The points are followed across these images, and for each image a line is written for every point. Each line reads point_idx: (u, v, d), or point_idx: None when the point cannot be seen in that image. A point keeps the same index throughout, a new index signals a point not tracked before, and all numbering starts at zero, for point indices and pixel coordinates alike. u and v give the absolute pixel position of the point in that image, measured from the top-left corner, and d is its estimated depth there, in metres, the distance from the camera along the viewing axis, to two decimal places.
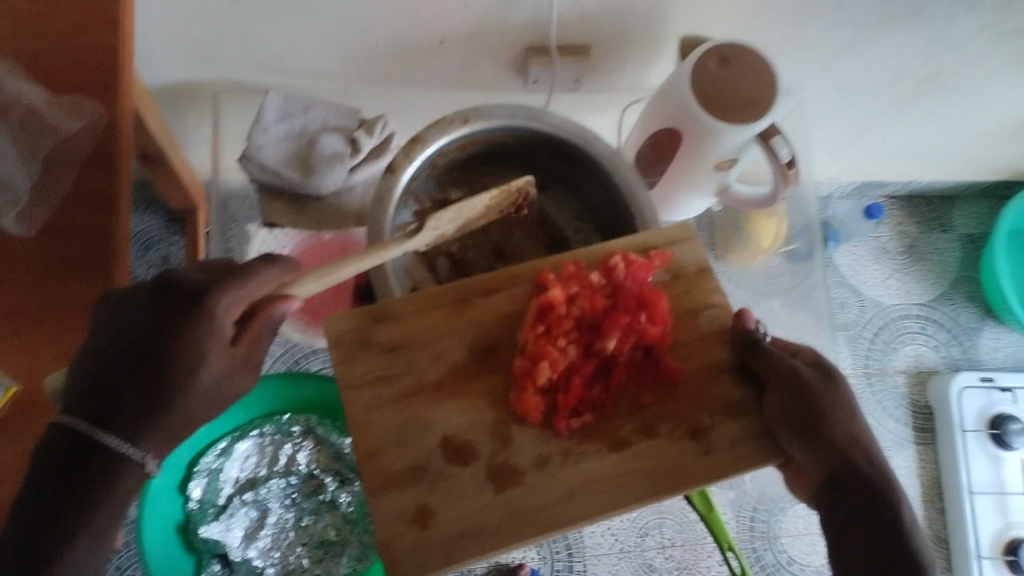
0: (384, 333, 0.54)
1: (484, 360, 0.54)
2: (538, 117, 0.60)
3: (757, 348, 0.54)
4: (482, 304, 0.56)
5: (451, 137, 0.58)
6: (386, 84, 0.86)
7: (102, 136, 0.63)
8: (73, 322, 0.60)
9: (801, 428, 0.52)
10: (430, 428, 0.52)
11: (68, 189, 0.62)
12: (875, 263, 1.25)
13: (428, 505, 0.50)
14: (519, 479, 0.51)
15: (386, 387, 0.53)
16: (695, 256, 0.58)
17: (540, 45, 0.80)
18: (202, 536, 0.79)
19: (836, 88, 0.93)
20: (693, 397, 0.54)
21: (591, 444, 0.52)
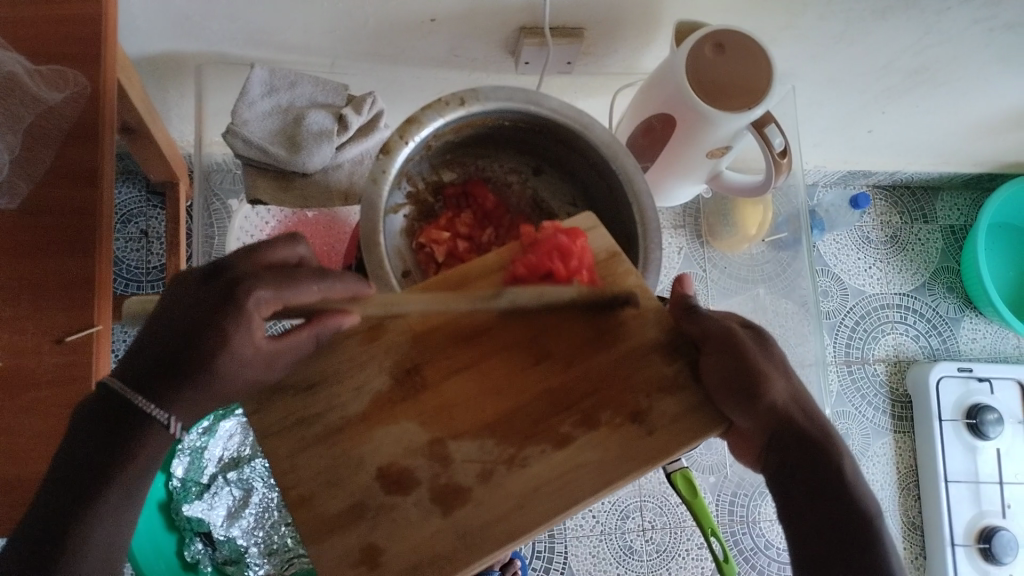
0: (297, 373, 0.48)
1: (406, 383, 0.48)
2: (535, 101, 0.58)
3: (695, 313, 0.50)
4: (398, 326, 0.48)
5: (446, 120, 0.57)
6: (375, 61, 0.84)
7: (84, 108, 0.61)
8: (55, 300, 0.58)
9: (743, 391, 0.48)
10: (361, 464, 0.46)
11: (48, 163, 0.60)
12: (858, 253, 1.25)
13: (375, 543, 0.44)
14: (466, 497, 0.45)
15: (309, 428, 0.47)
16: (603, 241, 0.52)
17: (532, 25, 0.78)
18: (185, 513, 0.78)
19: (827, 77, 0.93)
20: (623, 377, 0.48)
21: (534, 445, 0.46)
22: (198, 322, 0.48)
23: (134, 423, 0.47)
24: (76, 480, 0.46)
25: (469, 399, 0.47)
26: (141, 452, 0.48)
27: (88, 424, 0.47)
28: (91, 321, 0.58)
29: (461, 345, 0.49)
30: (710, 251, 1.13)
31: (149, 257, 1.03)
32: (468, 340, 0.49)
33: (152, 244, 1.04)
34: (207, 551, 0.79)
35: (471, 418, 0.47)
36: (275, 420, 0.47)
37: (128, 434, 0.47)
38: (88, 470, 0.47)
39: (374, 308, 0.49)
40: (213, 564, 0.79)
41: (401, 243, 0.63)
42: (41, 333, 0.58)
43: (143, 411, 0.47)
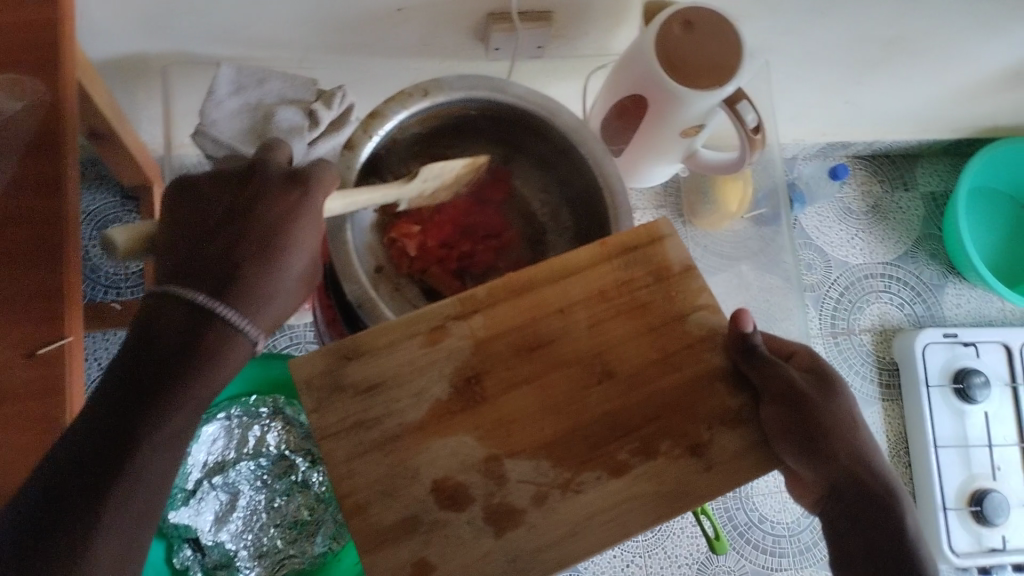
0: (358, 371, 0.47)
1: (465, 394, 0.47)
2: (501, 89, 0.57)
3: (753, 354, 0.49)
4: (460, 329, 0.48)
5: (411, 111, 0.56)
6: (344, 54, 0.83)
7: (45, 115, 0.60)
8: (27, 313, 0.58)
9: (800, 441, 0.48)
10: (418, 476, 0.46)
11: (14, 174, 0.59)
12: (840, 224, 1.25)
13: (427, 559, 0.45)
14: (518, 520, 0.45)
15: (368, 432, 0.46)
16: (678, 253, 0.50)
17: (501, 11, 0.78)
18: (172, 521, 0.77)
19: (802, 51, 0.92)
20: (686, 408, 0.48)
21: (589, 471, 0.46)
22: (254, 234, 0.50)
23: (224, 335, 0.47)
24: (154, 380, 0.46)
25: (530, 416, 0.47)
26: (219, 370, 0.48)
27: (158, 324, 0.47)
28: (62, 334, 0.57)
29: (523, 357, 0.48)
30: (692, 230, 1.11)
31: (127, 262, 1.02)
32: (530, 351, 0.48)
33: None
34: (196, 557, 0.77)
35: (531, 436, 0.47)
36: (335, 422, 0.46)
37: (207, 339, 0.47)
38: (164, 368, 0.46)
39: (440, 311, 0.48)
40: (202, 570, 0.77)
41: (373, 239, 0.62)
42: (12, 347, 0.57)
43: (222, 318, 0.47)
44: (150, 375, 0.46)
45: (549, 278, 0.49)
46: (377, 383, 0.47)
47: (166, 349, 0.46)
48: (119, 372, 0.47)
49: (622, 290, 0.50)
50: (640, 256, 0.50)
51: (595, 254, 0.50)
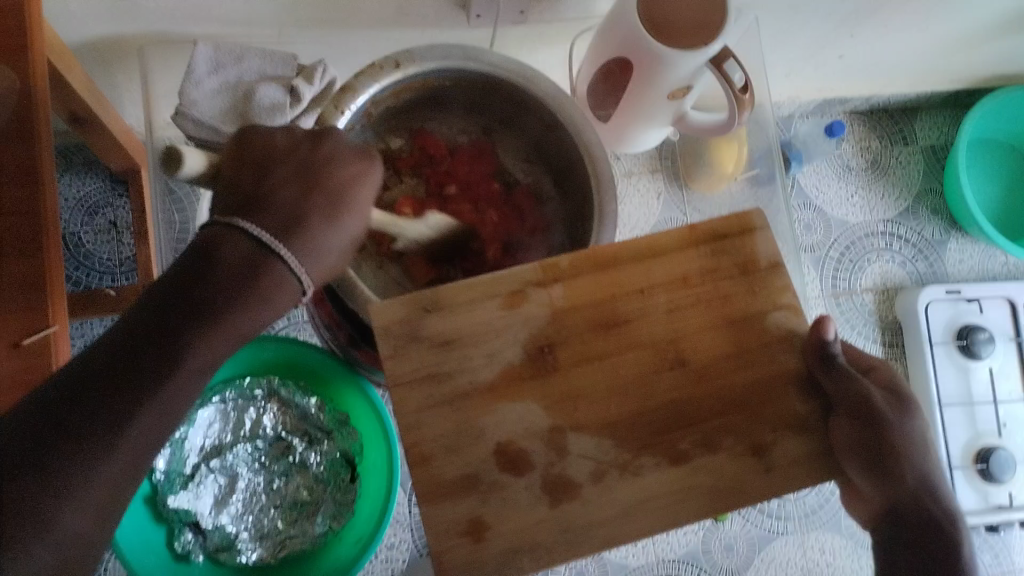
0: (438, 325, 0.46)
1: (537, 362, 0.47)
2: (475, 57, 0.56)
3: (832, 362, 0.48)
4: (541, 299, 0.47)
5: (383, 84, 0.55)
6: (323, 27, 0.82)
7: (18, 102, 0.59)
8: (10, 303, 0.57)
9: (869, 461, 0.47)
10: (482, 436, 0.45)
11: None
12: (838, 183, 1.24)
13: (482, 517, 0.45)
14: (576, 492, 0.45)
15: (439, 385, 0.46)
16: (769, 250, 0.49)
17: None
18: (171, 505, 0.76)
19: (792, 5, 0.90)
20: (756, 408, 0.47)
21: (649, 455, 0.46)
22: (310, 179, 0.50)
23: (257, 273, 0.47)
24: (172, 319, 0.46)
25: (598, 392, 0.47)
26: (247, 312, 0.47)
27: (213, 259, 0.46)
28: (46, 323, 0.57)
29: (601, 333, 0.47)
30: (689, 194, 1.11)
31: (120, 248, 1.01)
32: (607, 329, 0.47)
33: (122, 234, 1.02)
34: (197, 541, 0.77)
35: (597, 415, 0.46)
36: (409, 371, 0.46)
37: (257, 283, 0.47)
38: (205, 304, 0.46)
39: (522, 276, 0.47)
40: (204, 553, 0.77)
41: None
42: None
43: (280, 262, 0.47)
44: (188, 312, 0.46)
45: (636, 256, 0.48)
46: (455, 339, 0.46)
47: (212, 289, 0.46)
48: (165, 302, 0.46)
49: (706, 279, 0.48)
50: (731, 246, 0.49)
51: (683, 239, 0.49)
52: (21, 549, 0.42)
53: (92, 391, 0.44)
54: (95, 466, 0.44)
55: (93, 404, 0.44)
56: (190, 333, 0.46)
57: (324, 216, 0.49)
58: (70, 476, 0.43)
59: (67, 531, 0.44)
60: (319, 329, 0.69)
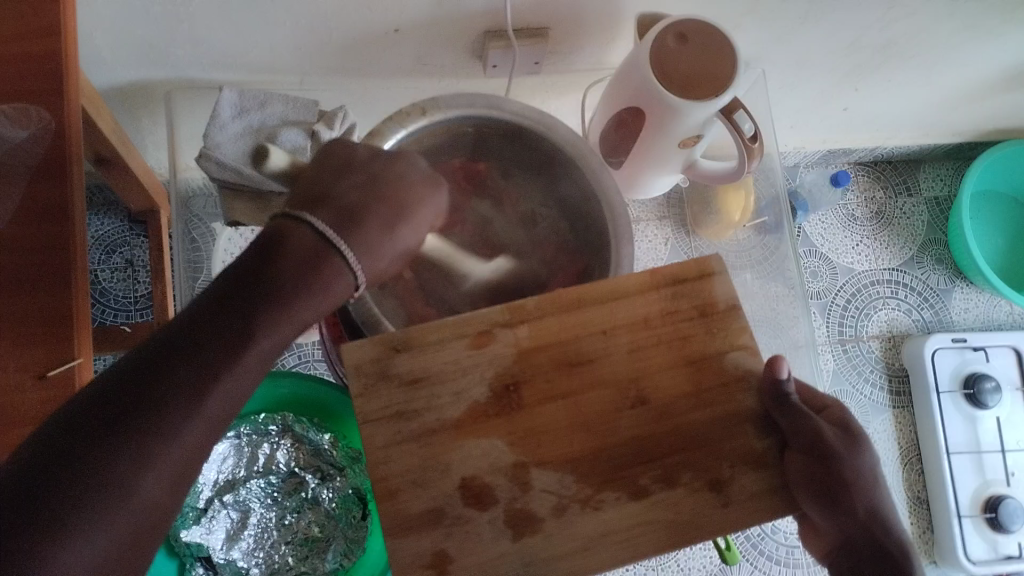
0: (406, 364, 0.47)
1: (503, 400, 0.47)
2: (497, 106, 0.58)
3: (786, 402, 0.48)
4: (507, 337, 0.47)
5: (409, 131, 0.57)
6: (343, 75, 0.84)
7: (50, 145, 0.59)
8: (31, 334, 0.57)
9: (822, 495, 0.47)
10: (449, 470, 0.46)
11: (18, 200, 0.59)
12: (844, 231, 1.25)
13: (446, 551, 0.45)
14: (538, 526, 0.46)
15: (407, 423, 0.46)
16: (725, 292, 0.49)
17: (497, 29, 0.79)
18: (184, 539, 0.78)
19: (797, 59, 0.93)
20: (713, 445, 0.48)
21: (610, 490, 0.47)
22: (354, 189, 0.48)
23: (322, 264, 0.46)
24: (244, 305, 0.44)
25: (563, 428, 0.47)
26: (321, 300, 0.45)
27: (279, 251, 0.45)
28: (72, 355, 0.57)
29: (565, 372, 0.48)
30: (697, 240, 1.13)
31: (136, 286, 1.03)
32: (571, 367, 0.48)
33: (137, 273, 1.04)
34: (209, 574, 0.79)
35: (560, 449, 0.47)
36: (378, 409, 0.46)
37: (319, 272, 0.45)
38: (268, 287, 0.44)
39: (488, 316, 0.47)
40: None
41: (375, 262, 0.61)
42: (24, 369, 0.57)
43: (340, 256, 0.46)
44: (256, 297, 0.44)
45: (598, 298, 0.48)
46: (424, 376, 0.47)
47: (278, 272, 0.44)
48: (224, 287, 0.45)
49: (666, 320, 0.49)
50: (691, 289, 0.49)
51: (643, 282, 0.49)
52: (91, 521, 0.39)
53: (156, 369, 0.42)
54: (164, 444, 0.41)
55: (158, 383, 0.41)
56: (258, 313, 0.44)
57: (376, 226, 0.48)
58: (140, 454, 0.40)
59: (134, 511, 0.40)
60: (330, 368, 0.70)
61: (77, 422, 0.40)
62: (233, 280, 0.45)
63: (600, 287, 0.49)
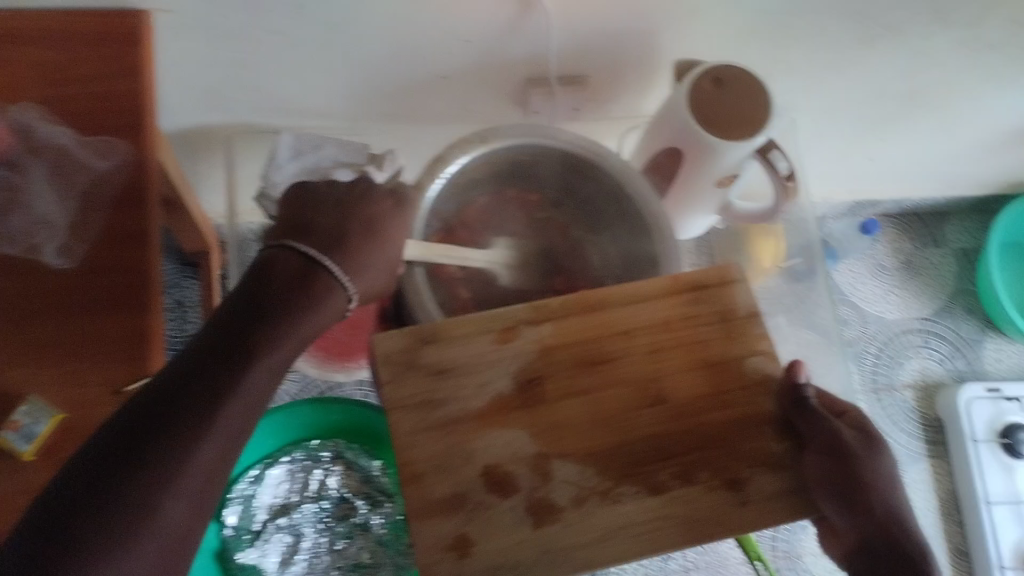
0: (434, 355, 0.52)
1: (528, 394, 0.52)
2: (549, 134, 0.62)
3: (805, 404, 0.52)
4: (535, 334, 0.53)
5: (470, 157, 0.61)
6: (392, 121, 0.89)
7: (129, 175, 0.59)
8: (106, 350, 0.56)
9: (841, 495, 0.50)
10: (472, 458, 0.50)
11: (100, 226, 0.58)
12: (874, 280, 1.27)
13: (467, 534, 0.48)
14: (557, 514, 0.49)
15: (433, 411, 0.51)
16: (745, 299, 0.55)
17: (539, 77, 0.84)
18: (239, 561, 0.79)
19: (826, 108, 0.97)
20: (732, 444, 0.51)
21: (629, 484, 0.50)
22: (370, 228, 0.53)
23: (311, 281, 0.50)
24: (242, 326, 0.47)
25: (583, 424, 0.51)
26: (315, 316, 0.49)
27: (270, 275, 0.49)
28: (147, 364, 0.56)
29: (585, 369, 0.53)
30: None
31: (185, 326, 1.07)
32: (591, 366, 0.53)
33: (188, 313, 1.07)
34: None
35: (586, 442, 0.50)
36: (406, 395, 0.51)
37: (310, 287, 0.49)
38: (264, 307, 0.48)
39: (515, 313, 0.53)
40: None
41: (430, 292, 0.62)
42: (99, 386, 0.55)
43: (326, 273, 0.50)
44: (253, 317, 0.48)
45: (623, 303, 0.54)
46: (449, 368, 0.52)
47: (271, 293, 0.48)
48: (217, 318, 0.48)
49: (684, 325, 0.54)
50: (710, 296, 0.55)
51: (665, 289, 0.55)
52: (122, 542, 0.41)
53: (171, 391, 0.44)
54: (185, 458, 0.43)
55: (174, 403, 0.44)
56: (257, 330, 0.47)
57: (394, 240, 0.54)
58: (163, 471, 0.42)
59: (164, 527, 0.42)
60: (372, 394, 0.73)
61: (103, 447, 0.42)
62: (231, 305, 0.48)
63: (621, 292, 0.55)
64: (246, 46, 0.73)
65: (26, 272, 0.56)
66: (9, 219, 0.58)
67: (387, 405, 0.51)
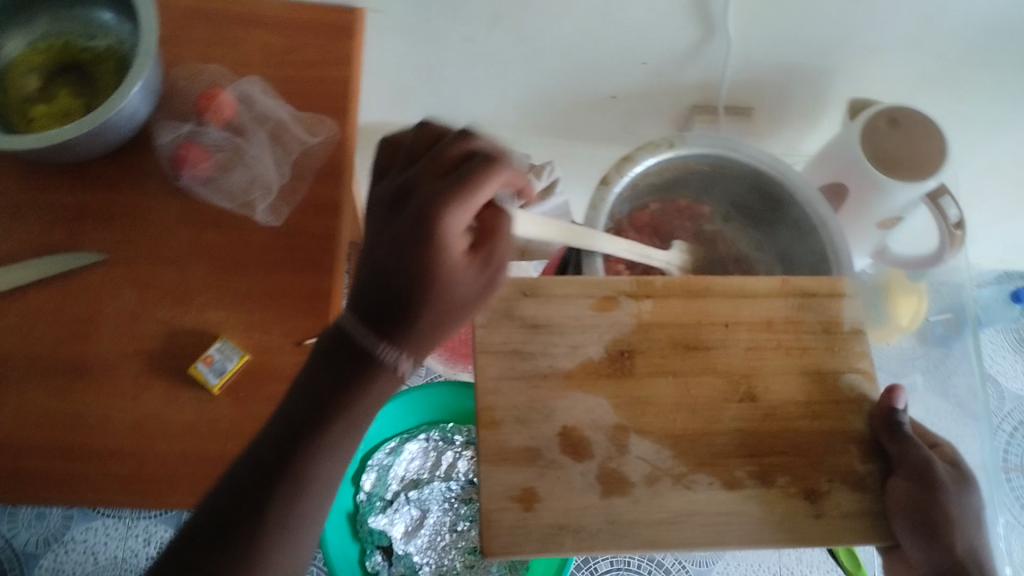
0: (530, 309, 0.49)
1: (616, 364, 0.49)
2: (736, 148, 0.63)
3: (898, 431, 0.48)
4: (632, 305, 0.50)
5: (657, 159, 0.63)
6: (552, 137, 0.93)
7: (333, 151, 0.64)
8: (299, 303, 0.59)
9: (918, 524, 0.48)
10: (552, 416, 0.47)
11: (305, 193, 0.62)
12: (1016, 355, 1.21)
13: (536, 488, 0.45)
14: (628, 489, 0.46)
15: (523, 361, 0.48)
16: (853, 315, 0.52)
17: (705, 104, 0.85)
18: (369, 525, 0.81)
19: (990, 168, 0.95)
20: (816, 455, 0.48)
21: (705, 473, 0.47)
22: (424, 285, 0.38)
23: (367, 363, 0.39)
24: (305, 404, 0.39)
25: (671, 405, 0.48)
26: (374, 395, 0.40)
27: (330, 351, 0.40)
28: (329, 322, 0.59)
29: (683, 356, 0.50)
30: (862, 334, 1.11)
31: None
32: (687, 351, 0.50)
33: None
34: (386, 564, 0.80)
35: (666, 423, 0.48)
36: (497, 342, 0.48)
37: (365, 363, 0.39)
38: (322, 389, 0.39)
39: (618, 285, 0.51)
40: None
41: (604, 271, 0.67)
42: (285, 335, 0.59)
43: (379, 346, 0.39)
44: (313, 397, 0.40)
45: (729, 294, 0.51)
46: (544, 324, 0.49)
47: (329, 370, 0.39)
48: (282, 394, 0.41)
49: (787, 328, 0.51)
50: (817, 304, 0.52)
51: (774, 289, 0.52)
52: None
53: (247, 479, 0.39)
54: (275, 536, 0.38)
55: (253, 490, 0.39)
56: (319, 408, 0.39)
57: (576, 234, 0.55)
58: (253, 563, 0.38)
59: None
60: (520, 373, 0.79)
61: (189, 539, 0.38)
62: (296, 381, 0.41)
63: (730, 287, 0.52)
64: (439, 49, 0.78)
65: (237, 227, 0.61)
66: (230, 177, 0.62)
67: (475, 345, 0.48)
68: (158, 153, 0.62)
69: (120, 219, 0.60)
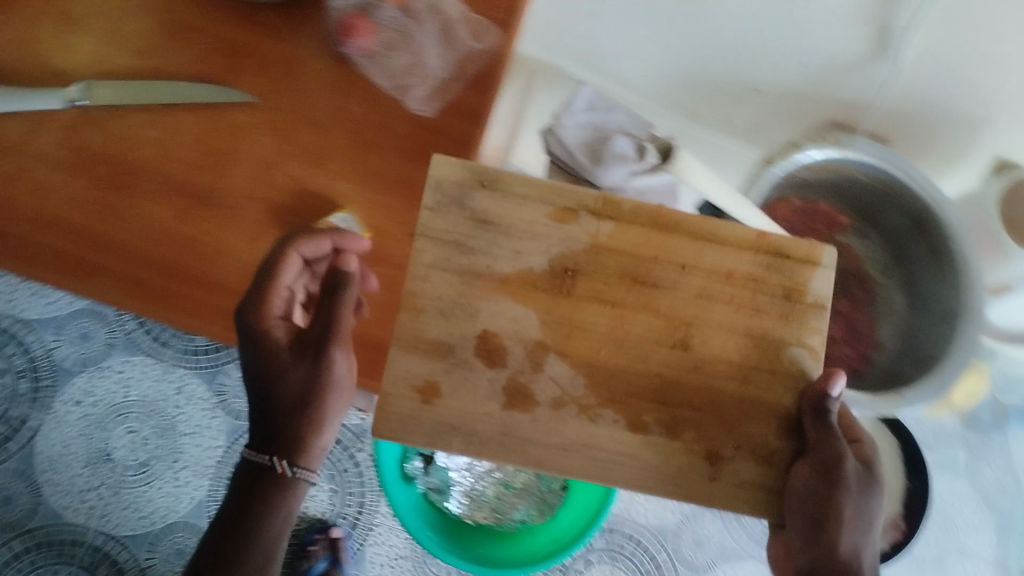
0: (484, 203, 0.47)
1: (556, 281, 0.46)
2: (905, 167, 0.74)
3: (825, 419, 0.45)
4: (589, 224, 0.47)
5: (825, 154, 0.76)
6: (685, 113, 0.92)
7: (487, 63, 0.61)
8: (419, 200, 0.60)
9: (811, 515, 0.45)
10: (474, 317, 0.46)
11: (451, 97, 0.60)
12: None
13: (437, 383, 0.45)
14: (529, 406, 0.45)
15: (460, 257, 0.46)
16: (822, 287, 0.47)
17: (844, 123, 0.83)
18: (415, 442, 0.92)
19: None
20: (731, 420, 0.46)
21: (611, 410, 0.45)
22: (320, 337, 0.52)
23: (272, 388, 0.53)
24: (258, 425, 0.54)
25: (601, 335, 0.46)
26: (290, 410, 0.52)
27: (260, 391, 0.53)
28: None
29: (628, 285, 0.47)
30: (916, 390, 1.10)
31: None
32: (633, 284, 0.47)
33: None
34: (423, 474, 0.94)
35: (587, 351, 0.46)
36: (440, 229, 0.46)
37: (282, 386, 0.52)
38: (264, 417, 0.53)
39: (583, 198, 0.47)
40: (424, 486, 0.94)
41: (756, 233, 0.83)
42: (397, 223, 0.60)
43: (287, 374, 0.53)
44: (261, 419, 0.53)
45: (693, 233, 0.47)
46: (495, 223, 0.47)
47: (262, 402, 0.53)
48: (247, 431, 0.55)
49: (749, 284, 0.47)
50: (787, 267, 0.47)
51: (748, 240, 0.47)
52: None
53: (235, 487, 0.54)
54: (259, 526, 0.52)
55: (239, 493, 0.53)
56: (264, 426, 0.53)
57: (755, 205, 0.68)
58: (239, 537, 0.52)
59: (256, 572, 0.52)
60: None
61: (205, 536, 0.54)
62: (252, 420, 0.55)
63: (698, 229, 0.47)
64: None
65: (379, 106, 0.60)
66: (391, 57, 0.60)
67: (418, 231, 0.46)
68: (329, 16, 0.61)
69: (272, 65, 0.60)
